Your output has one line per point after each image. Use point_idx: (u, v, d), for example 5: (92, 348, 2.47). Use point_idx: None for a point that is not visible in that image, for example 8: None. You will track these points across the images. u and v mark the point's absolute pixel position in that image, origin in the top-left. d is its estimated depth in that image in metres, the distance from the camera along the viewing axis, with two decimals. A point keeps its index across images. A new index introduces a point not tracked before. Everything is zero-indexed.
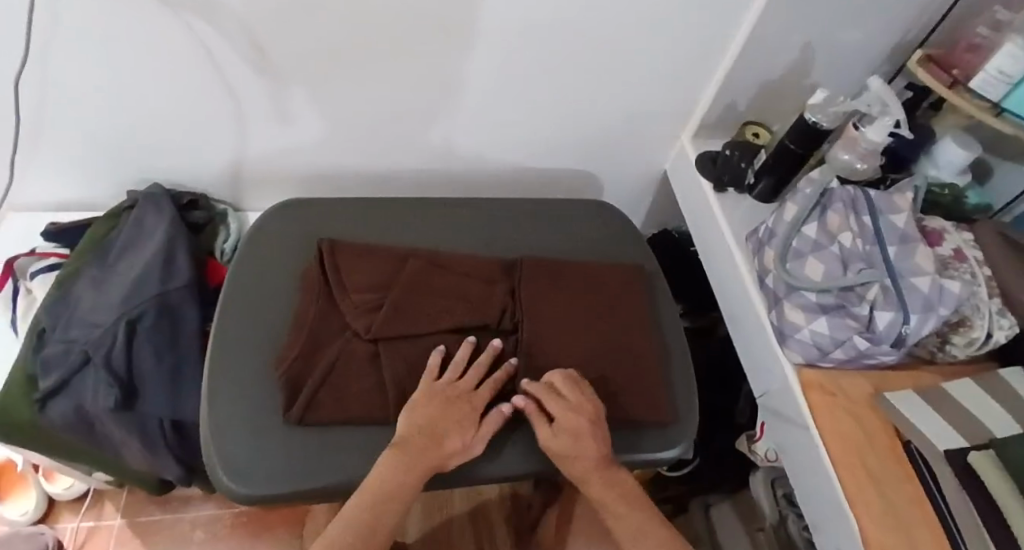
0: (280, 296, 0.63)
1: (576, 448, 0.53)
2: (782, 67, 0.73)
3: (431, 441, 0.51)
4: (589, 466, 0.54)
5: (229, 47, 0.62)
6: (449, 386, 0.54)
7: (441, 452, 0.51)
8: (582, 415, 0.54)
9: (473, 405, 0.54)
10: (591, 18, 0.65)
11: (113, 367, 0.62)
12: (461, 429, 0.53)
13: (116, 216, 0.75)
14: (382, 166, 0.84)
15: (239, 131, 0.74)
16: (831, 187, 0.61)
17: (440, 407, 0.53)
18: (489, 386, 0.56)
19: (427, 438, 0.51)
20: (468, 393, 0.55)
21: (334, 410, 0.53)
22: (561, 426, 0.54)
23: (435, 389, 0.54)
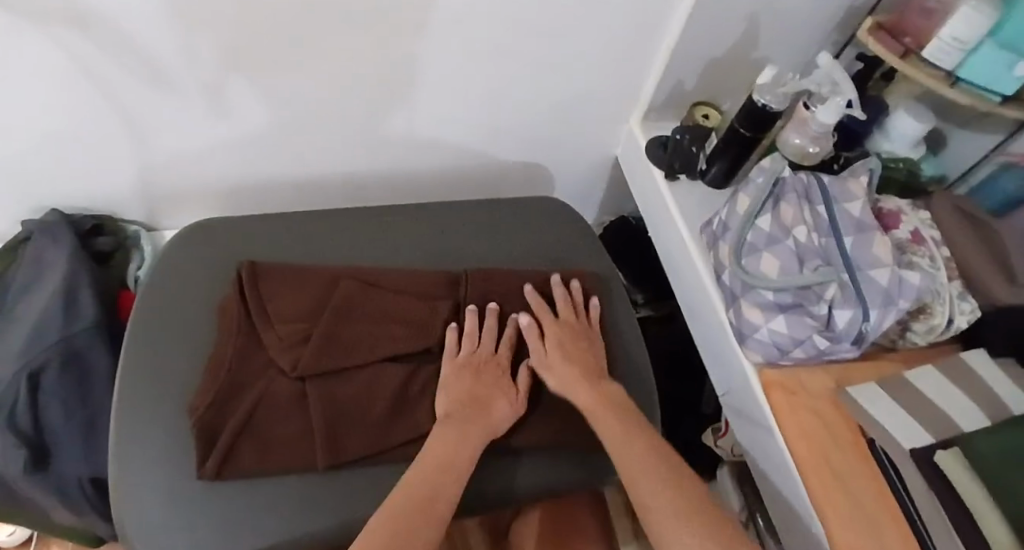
0: (197, 334, 0.56)
1: (563, 359, 0.57)
2: (729, 41, 0.68)
3: (482, 408, 0.53)
4: (574, 377, 0.56)
5: (112, 63, 0.54)
6: (472, 355, 0.56)
7: (491, 418, 0.53)
8: (570, 332, 0.60)
9: (501, 368, 0.57)
10: (522, 4, 0.58)
11: (18, 427, 0.56)
12: (502, 391, 0.55)
13: (10, 251, 0.67)
14: (313, 173, 0.77)
15: (145, 149, 0.66)
16: (784, 175, 0.57)
17: (473, 373, 0.55)
18: (505, 345, 0.58)
19: (474, 407, 0.53)
20: (492, 358, 0.57)
21: (261, 460, 0.49)
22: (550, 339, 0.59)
23: (459, 365, 0.55)
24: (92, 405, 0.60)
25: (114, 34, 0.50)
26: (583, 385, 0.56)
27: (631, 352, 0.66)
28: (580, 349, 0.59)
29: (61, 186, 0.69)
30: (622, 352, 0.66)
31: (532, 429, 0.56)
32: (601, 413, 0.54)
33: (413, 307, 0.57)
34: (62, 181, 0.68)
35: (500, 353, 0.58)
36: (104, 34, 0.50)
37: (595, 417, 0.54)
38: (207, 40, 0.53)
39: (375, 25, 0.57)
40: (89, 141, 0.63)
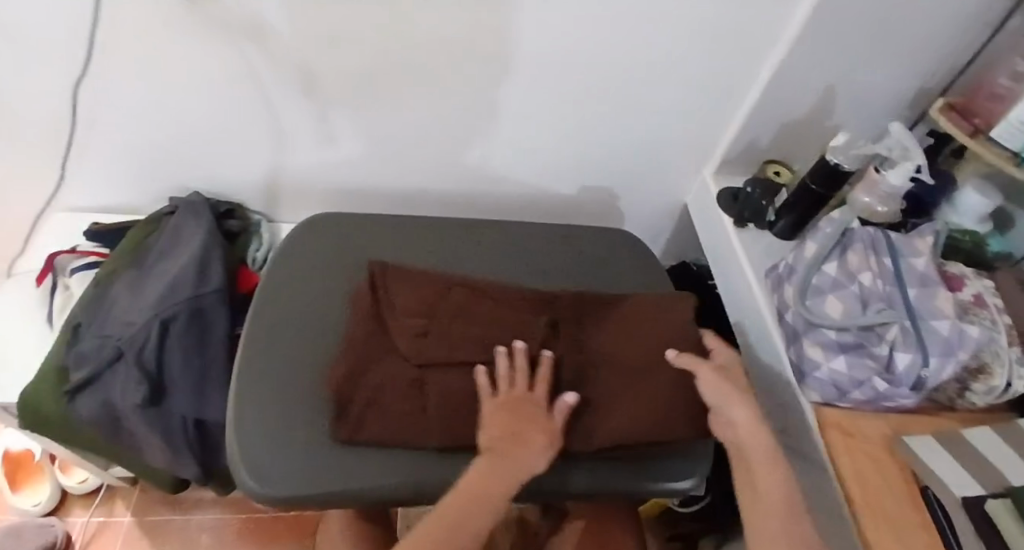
0: (328, 322, 0.66)
1: (727, 387, 0.57)
2: (805, 108, 0.75)
3: (517, 444, 0.52)
4: (746, 421, 0.56)
5: (268, 63, 0.66)
6: (507, 393, 0.55)
7: (527, 454, 0.52)
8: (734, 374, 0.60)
9: (535, 403, 0.55)
10: (613, 49, 0.68)
11: (143, 366, 0.65)
12: (545, 421, 0.54)
13: (154, 222, 0.80)
14: (412, 186, 0.87)
15: (280, 148, 0.78)
16: (853, 227, 0.61)
17: (518, 403, 0.54)
18: (542, 383, 0.56)
19: (507, 445, 0.52)
20: (527, 396, 0.55)
21: (383, 432, 0.55)
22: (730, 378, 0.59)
23: (495, 405, 0.54)
24: (204, 358, 0.68)
25: (279, 40, 0.63)
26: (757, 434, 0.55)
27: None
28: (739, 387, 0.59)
29: (205, 170, 0.81)
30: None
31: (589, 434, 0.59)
32: (762, 466, 0.53)
33: (502, 312, 0.63)
34: (207, 165, 0.80)
35: (538, 391, 0.56)
36: (270, 38, 0.63)
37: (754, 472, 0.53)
38: (350, 51, 0.65)
39: (485, 56, 0.67)
40: (239, 134, 0.75)
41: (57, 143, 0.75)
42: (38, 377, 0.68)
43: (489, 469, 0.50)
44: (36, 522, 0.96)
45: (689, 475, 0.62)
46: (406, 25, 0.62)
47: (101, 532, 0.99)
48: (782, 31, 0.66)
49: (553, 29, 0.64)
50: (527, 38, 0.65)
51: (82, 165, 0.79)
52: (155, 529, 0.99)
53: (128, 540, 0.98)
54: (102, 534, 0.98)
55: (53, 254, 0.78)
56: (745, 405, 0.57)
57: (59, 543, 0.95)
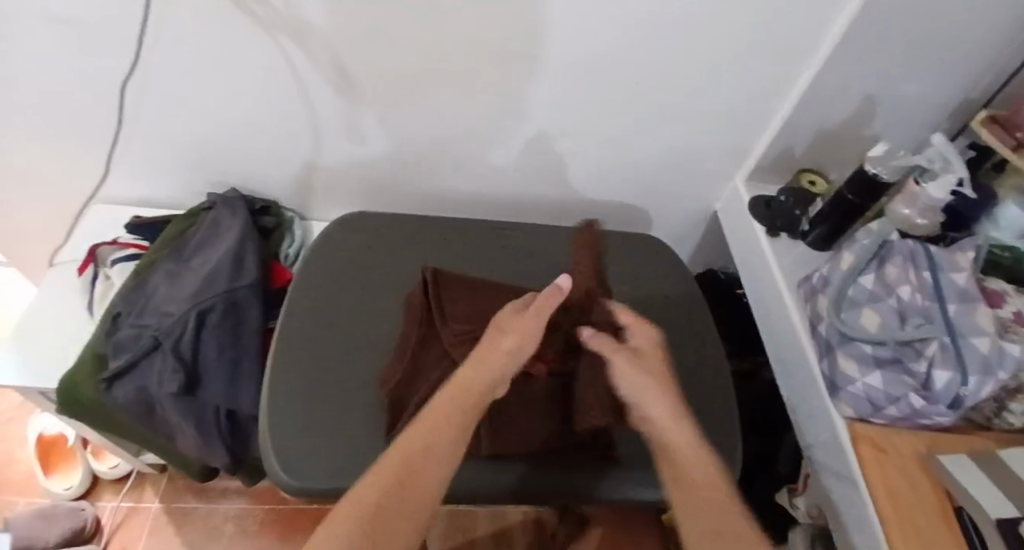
0: (383, 321, 0.67)
1: (646, 379, 0.52)
2: (841, 117, 0.74)
3: (441, 432, 0.47)
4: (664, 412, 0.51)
5: (307, 63, 0.68)
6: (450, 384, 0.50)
7: (447, 439, 0.46)
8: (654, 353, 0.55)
9: (527, 337, 0.51)
10: (647, 55, 0.68)
11: (180, 354, 0.66)
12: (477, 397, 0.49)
13: (194, 215, 0.82)
14: (442, 187, 0.88)
15: (314, 146, 0.80)
16: (891, 239, 0.60)
17: (459, 388, 0.49)
18: (536, 319, 0.52)
19: (430, 432, 0.46)
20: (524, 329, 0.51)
21: None
22: (645, 360, 0.54)
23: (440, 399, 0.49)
24: (238, 349, 0.70)
25: (318, 40, 0.65)
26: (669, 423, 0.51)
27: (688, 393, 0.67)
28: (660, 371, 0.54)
29: (243, 166, 0.83)
30: (693, 387, 0.68)
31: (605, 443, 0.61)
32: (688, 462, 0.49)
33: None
34: (245, 161, 0.82)
35: (499, 344, 0.51)
36: (309, 37, 0.64)
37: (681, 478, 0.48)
38: (387, 53, 0.66)
39: (519, 60, 0.68)
40: (277, 131, 0.77)
41: (104, 136, 0.78)
42: (78, 363, 0.71)
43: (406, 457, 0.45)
44: (66, 506, 0.99)
45: None
46: (440, 27, 0.63)
47: (130, 518, 1.01)
48: (821, 38, 0.66)
49: (588, 33, 0.65)
50: (562, 43, 0.66)
51: (127, 158, 0.82)
52: (182, 517, 1.02)
53: (154, 526, 1.01)
54: (130, 519, 1.01)
55: (96, 245, 0.82)
56: (666, 395, 0.52)
57: (89, 528, 0.98)
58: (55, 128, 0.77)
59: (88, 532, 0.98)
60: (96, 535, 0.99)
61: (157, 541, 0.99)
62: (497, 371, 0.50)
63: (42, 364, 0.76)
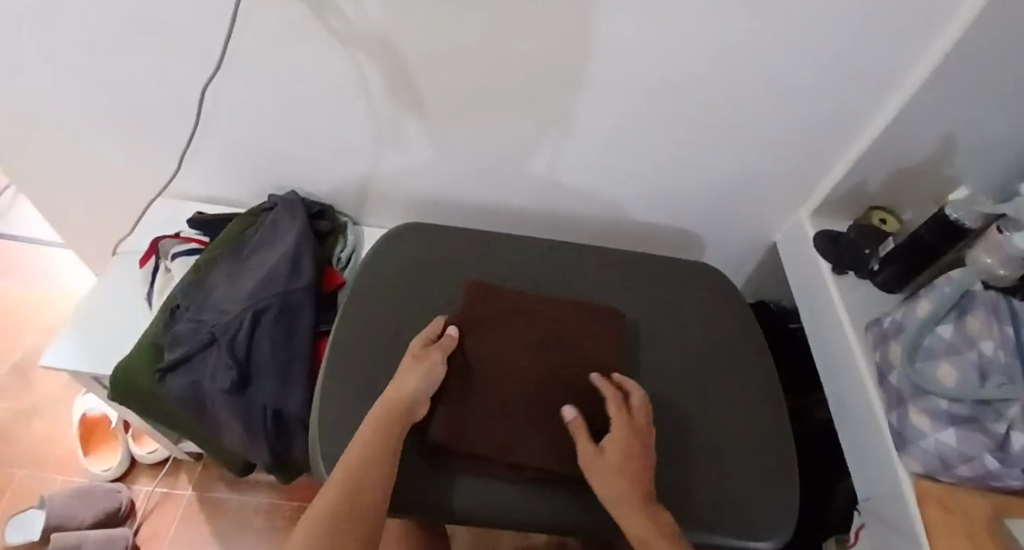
0: None
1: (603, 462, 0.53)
2: (921, 158, 0.71)
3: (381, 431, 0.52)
4: (628, 495, 0.51)
5: (380, 75, 0.69)
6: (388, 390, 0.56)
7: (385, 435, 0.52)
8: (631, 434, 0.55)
9: (432, 362, 0.58)
10: (721, 84, 0.67)
11: (234, 353, 0.68)
12: (392, 425, 0.52)
13: (255, 216, 0.85)
14: (497, 200, 0.88)
15: (377, 153, 0.81)
16: (974, 289, 0.57)
17: (381, 416, 0.53)
18: (442, 350, 0.59)
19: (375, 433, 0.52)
20: (431, 356, 0.58)
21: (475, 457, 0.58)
22: (614, 444, 0.54)
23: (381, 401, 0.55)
24: (291, 349, 0.71)
25: (394, 53, 0.65)
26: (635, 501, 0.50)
27: (742, 432, 0.65)
28: (638, 453, 0.54)
29: (308, 168, 0.85)
30: (749, 427, 0.66)
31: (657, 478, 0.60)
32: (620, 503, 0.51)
33: (594, 349, 0.64)
34: (309, 163, 0.84)
35: (401, 379, 0.56)
36: (384, 49, 0.65)
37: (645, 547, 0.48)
38: (459, 69, 0.67)
39: (590, 82, 0.67)
40: (342, 137, 0.79)
41: (178, 133, 0.80)
42: (136, 352, 0.73)
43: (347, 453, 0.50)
44: (103, 487, 1.01)
45: (767, 535, 0.58)
46: (515, 46, 0.63)
47: (164, 504, 1.03)
48: (906, 76, 0.64)
49: (664, 59, 0.64)
50: (635, 66, 0.65)
51: (199, 155, 0.85)
52: (213, 507, 1.03)
53: (186, 513, 1.02)
54: (164, 505, 1.03)
55: (158, 239, 0.84)
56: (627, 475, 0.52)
57: (123, 510, 1.00)
58: (134, 122, 0.80)
59: (122, 515, 1.00)
60: (130, 518, 1.01)
61: (188, 529, 1.01)
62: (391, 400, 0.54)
63: (102, 349, 0.78)
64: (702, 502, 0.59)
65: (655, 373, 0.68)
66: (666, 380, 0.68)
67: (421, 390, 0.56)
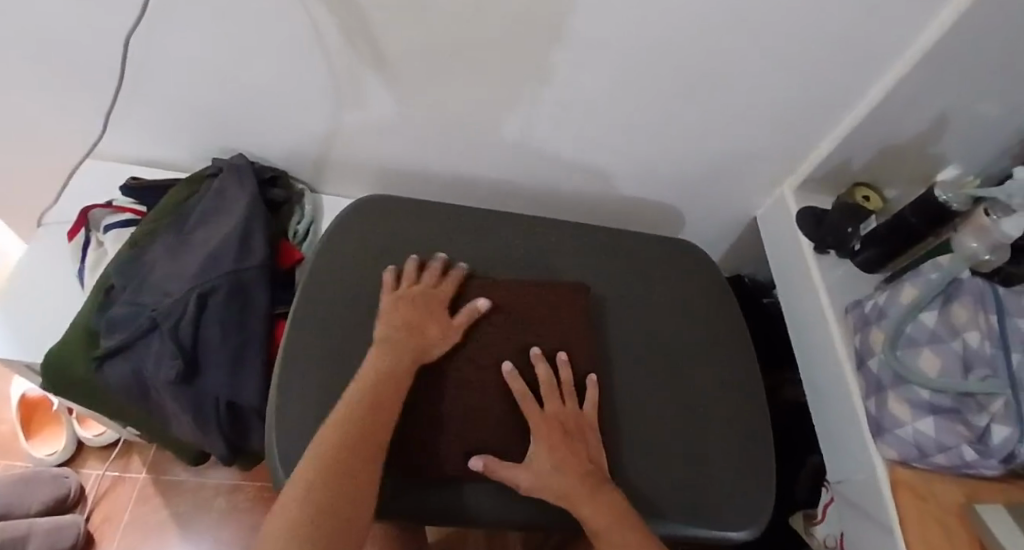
0: None
1: (551, 466, 0.52)
2: (909, 136, 0.68)
3: (407, 336, 0.56)
4: (580, 488, 0.51)
5: (335, 28, 0.60)
6: (419, 289, 0.60)
7: (420, 344, 0.56)
8: (556, 426, 0.55)
9: (442, 301, 0.60)
10: (712, 51, 0.61)
11: (179, 340, 0.62)
12: (395, 354, 0.54)
13: (196, 182, 0.77)
14: (467, 168, 0.82)
15: (335, 115, 0.73)
16: (962, 276, 0.54)
17: (382, 348, 0.55)
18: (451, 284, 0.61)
19: (403, 331, 0.56)
20: (436, 290, 0.61)
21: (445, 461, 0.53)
22: (543, 441, 0.53)
23: (403, 296, 0.60)
24: (242, 334, 0.65)
25: (350, 6, 0.57)
26: (587, 495, 0.51)
27: (719, 418, 0.64)
28: (572, 445, 0.54)
29: (259, 130, 0.77)
30: (727, 414, 0.64)
31: (633, 469, 0.58)
32: (583, 501, 0.50)
33: (568, 335, 0.61)
34: (260, 125, 0.76)
35: (408, 301, 0.59)
36: (339, 3, 0.57)
37: (602, 541, 0.49)
38: (426, 26, 0.59)
39: (570, 44, 0.61)
40: (296, 98, 0.71)
41: (103, 90, 0.71)
42: (67, 338, 0.65)
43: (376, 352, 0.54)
44: (49, 473, 0.95)
45: (742, 525, 0.58)
46: (487, 4, 0.56)
47: (115, 487, 0.98)
48: (905, 51, 0.60)
49: (651, 23, 0.58)
50: (620, 31, 0.59)
51: (131, 114, 0.75)
52: (169, 489, 0.99)
53: (140, 497, 0.98)
54: (116, 489, 0.98)
55: (88, 208, 0.76)
56: (574, 469, 0.52)
57: (73, 495, 0.95)
58: (48, 78, 0.69)
59: (71, 500, 0.95)
60: (80, 503, 0.96)
61: (144, 512, 0.97)
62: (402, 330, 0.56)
63: (30, 334, 0.71)
64: (684, 492, 0.58)
65: (633, 354, 0.66)
66: (644, 365, 0.65)
67: (434, 341, 0.57)
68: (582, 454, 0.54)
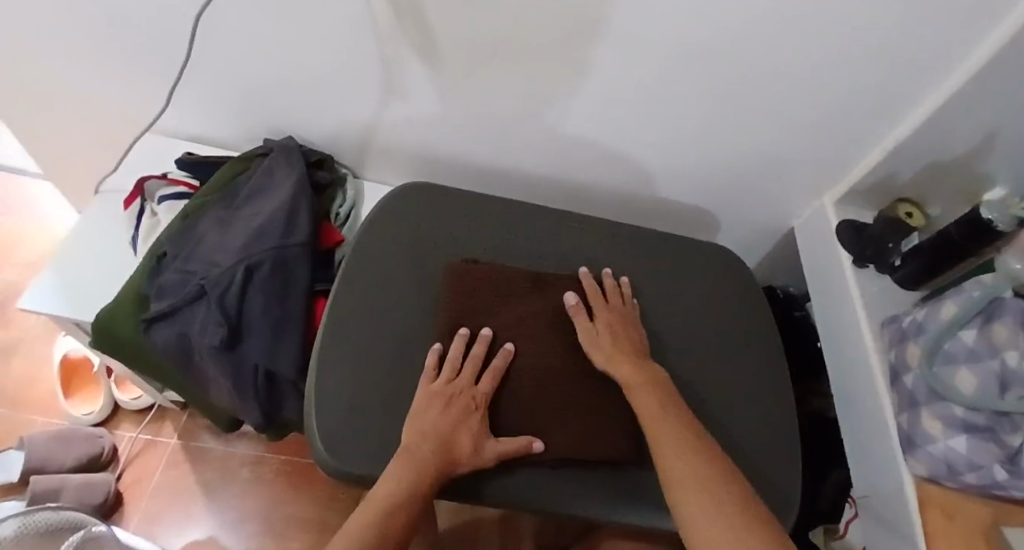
0: (436, 296, 0.64)
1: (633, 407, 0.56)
2: (957, 153, 0.68)
3: (444, 443, 0.52)
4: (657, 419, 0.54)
5: (392, 15, 0.62)
6: (445, 385, 0.56)
7: (452, 455, 0.53)
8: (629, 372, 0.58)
9: (475, 397, 0.56)
10: (759, 57, 0.62)
11: (224, 309, 0.64)
12: (426, 465, 0.51)
13: (246, 160, 0.80)
14: (508, 161, 0.84)
15: (384, 102, 0.76)
16: (1005, 295, 0.54)
17: (406, 457, 0.51)
18: (488, 378, 0.58)
19: (433, 444, 0.52)
20: (468, 388, 0.57)
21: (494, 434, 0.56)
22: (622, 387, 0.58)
23: (432, 391, 0.56)
24: (283, 307, 0.67)
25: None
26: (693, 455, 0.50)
27: (745, 424, 0.64)
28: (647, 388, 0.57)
29: (311, 113, 0.80)
30: (753, 419, 0.65)
31: None
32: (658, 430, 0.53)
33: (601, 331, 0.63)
34: (312, 108, 0.79)
35: (429, 415, 0.54)
36: None
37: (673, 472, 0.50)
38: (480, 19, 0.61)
39: (620, 42, 0.62)
40: (349, 83, 0.73)
41: (168, 66, 0.74)
42: (120, 300, 0.69)
43: (402, 461, 0.51)
44: (86, 432, 0.99)
45: None
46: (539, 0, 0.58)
47: (146, 450, 1.02)
48: (957, 67, 0.60)
49: (700, 27, 0.59)
50: (670, 33, 0.60)
51: (191, 91, 0.78)
52: (197, 456, 1.02)
53: (170, 461, 1.01)
54: (147, 452, 1.01)
55: (143, 178, 0.79)
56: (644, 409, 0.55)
57: (106, 454, 0.99)
58: (117, 51, 0.73)
59: (104, 459, 0.99)
60: (112, 463, 1.00)
61: (172, 476, 1.00)
62: (431, 438, 0.52)
63: (84, 294, 0.74)
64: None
65: (664, 352, 0.66)
66: (675, 365, 0.66)
67: (475, 433, 0.54)
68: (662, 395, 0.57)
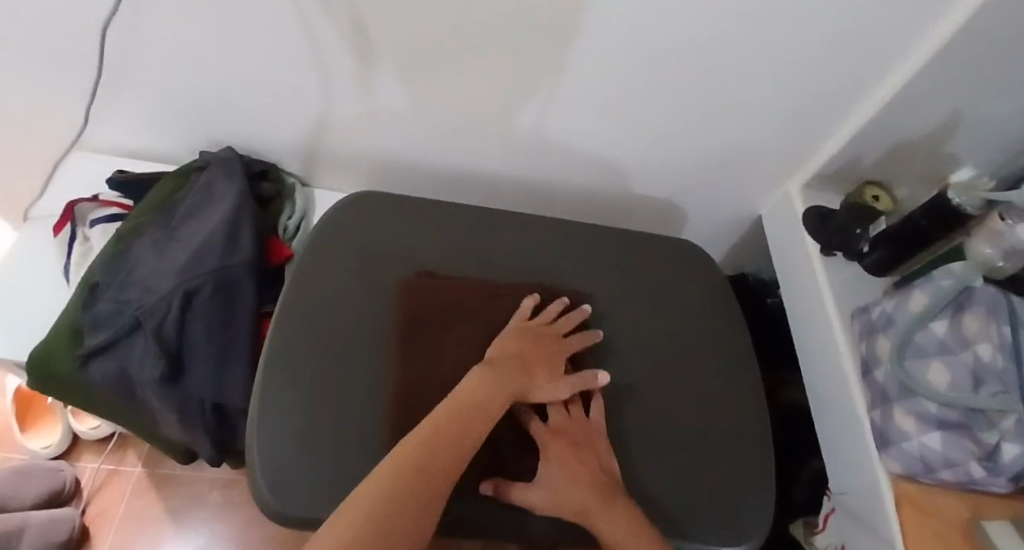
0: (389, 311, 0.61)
1: (571, 471, 0.52)
2: (920, 133, 0.65)
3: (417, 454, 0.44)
4: (593, 499, 0.50)
5: (326, 20, 0.58)
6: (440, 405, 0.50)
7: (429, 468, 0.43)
8: (562, 438, 0.54)
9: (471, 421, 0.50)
10: (715, 46, 0.58)
11: (164, 340, 0.60)
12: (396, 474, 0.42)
13: (183, 175, 0.75)
14: (462, 163, 0.80)
15: (324, 107, 0.71)
16: (975, 285, 0.52)
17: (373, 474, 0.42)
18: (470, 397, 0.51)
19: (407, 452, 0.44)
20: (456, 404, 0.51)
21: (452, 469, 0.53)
22: (555, 450, 0.53)
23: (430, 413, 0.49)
24: (229, 332, 0.63)
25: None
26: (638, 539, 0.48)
27: (717, 427, 0.62)
28: (581, 457, 0.53)
29: (249, 123, 0.75)
30: (724, 421, 0.62)
31: (639, 475, 0.57)
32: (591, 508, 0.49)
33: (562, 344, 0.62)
34: (248, 117, 0.74)
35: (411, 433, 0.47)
36: None
37: None
38: (415, 17, 0.57)
39: (568, 39, 0.58)
40: (284, 89, 0.69)
41: (86, 80, 0.69)
42: (52, 335, 0.64)
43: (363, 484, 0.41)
44: (45, 466, 0.95)
45: (742, 537, 0.56)
46: None
47: (110, 480, 0.98)
48: (919, 45, 0.57)
49: (652, 17, 0.55)
50: (621, 24, 0.56)
51: (116, 104, 0.73)
52: (164, 483, 0.98)
53: (135, 490, 0.97)
54: (111, 482, 0.97)
55: (73, 202, 0.75)
56: (581, 478, 0.51)
57: (68, 489, 0.94)
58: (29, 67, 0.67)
59: (66, 494, 0.94)
60: (75, 497, 0.96)
61: (139, 505, 0.96)
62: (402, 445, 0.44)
63: (17, 330, 0.69)
64: (691, 499, 0.57)
65: (631, 355, 0.64)
66: (645, 368, 0.63)
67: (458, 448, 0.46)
68: (593, 465, 0.52)
